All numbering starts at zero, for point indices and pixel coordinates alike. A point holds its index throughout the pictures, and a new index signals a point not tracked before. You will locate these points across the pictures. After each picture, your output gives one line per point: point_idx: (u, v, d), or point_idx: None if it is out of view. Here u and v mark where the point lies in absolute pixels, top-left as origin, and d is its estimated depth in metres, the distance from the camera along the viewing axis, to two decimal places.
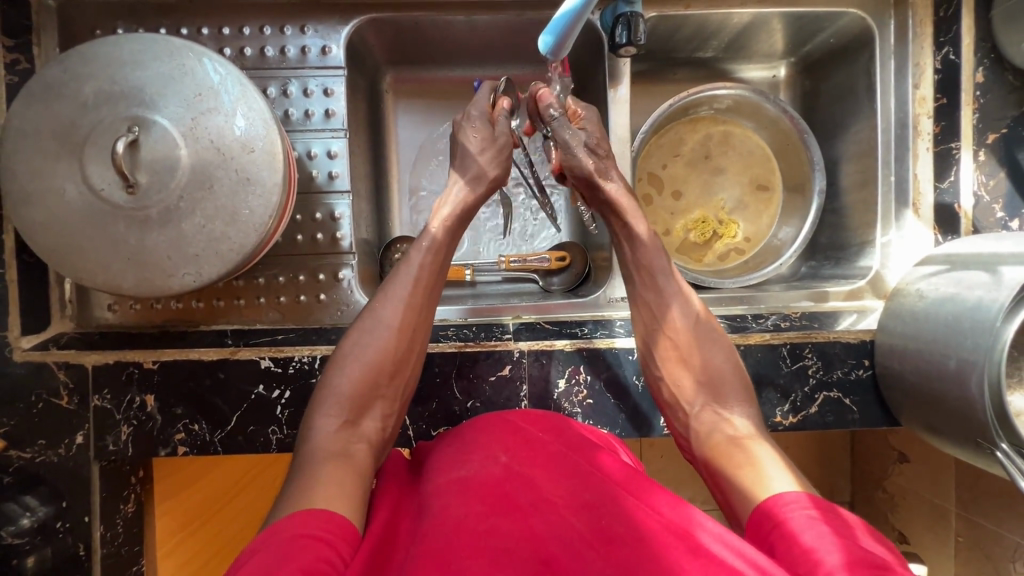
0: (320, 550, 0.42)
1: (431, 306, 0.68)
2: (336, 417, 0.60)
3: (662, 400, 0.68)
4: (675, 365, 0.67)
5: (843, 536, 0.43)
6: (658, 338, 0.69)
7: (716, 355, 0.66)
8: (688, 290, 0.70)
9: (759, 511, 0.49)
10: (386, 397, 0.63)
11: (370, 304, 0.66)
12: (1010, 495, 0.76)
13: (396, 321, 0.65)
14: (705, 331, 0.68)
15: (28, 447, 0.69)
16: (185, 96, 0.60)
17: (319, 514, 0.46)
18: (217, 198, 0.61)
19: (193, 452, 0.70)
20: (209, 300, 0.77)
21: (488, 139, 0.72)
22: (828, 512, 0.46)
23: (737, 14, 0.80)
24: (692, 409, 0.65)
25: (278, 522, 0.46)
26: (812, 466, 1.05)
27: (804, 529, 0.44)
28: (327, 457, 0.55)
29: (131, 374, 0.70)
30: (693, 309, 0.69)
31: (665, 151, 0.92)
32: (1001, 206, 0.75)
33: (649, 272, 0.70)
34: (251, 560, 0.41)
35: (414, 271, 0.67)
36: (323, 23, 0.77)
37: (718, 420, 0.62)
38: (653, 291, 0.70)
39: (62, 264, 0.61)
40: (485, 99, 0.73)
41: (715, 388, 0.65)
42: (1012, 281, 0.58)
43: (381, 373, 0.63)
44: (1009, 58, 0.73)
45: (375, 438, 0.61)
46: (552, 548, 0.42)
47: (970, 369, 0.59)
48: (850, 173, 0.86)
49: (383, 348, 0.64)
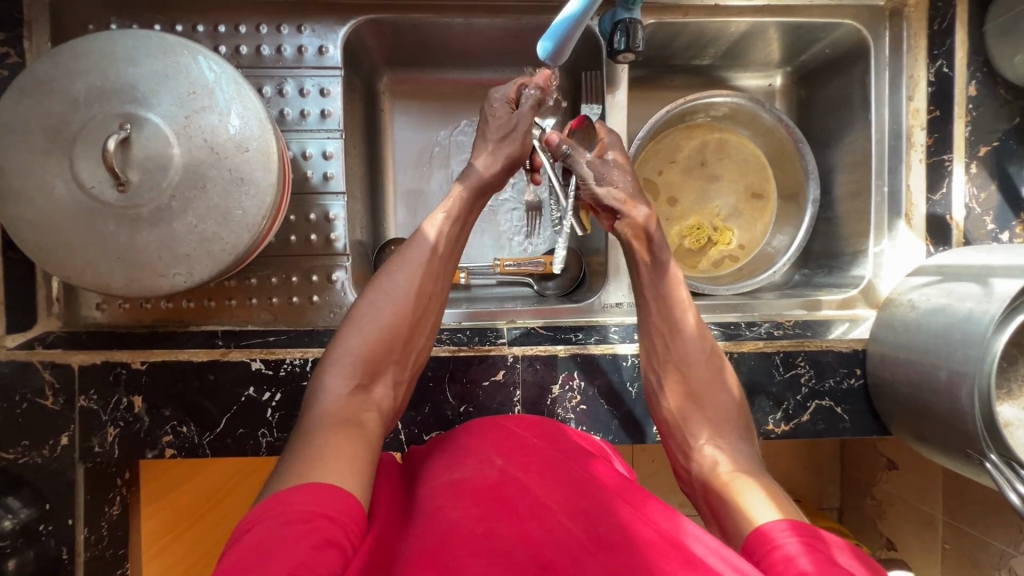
0: (329, 531, 0.41)
1: (446, 278, 0.68)
2: (349, 379, 0.59)
3: (668, 433, 0.67)
4: (682, 400, 0.67)
5: (830, 559, 0.43)
6: (668, 365, 0.68)
7: (721, 392, 0.66)
8: (701, 324, 0.69)
9: (753, 539, 0.49)
10: (398, 364, 0.63)
11: (385, 270, 0.65)
12: (995, 505, 0.76)
13: (413, 288, 0.64)
14: (713, 366, 0.68)
15: (11, 448, 0.68)
16: (179, 94, 0.59)
17: (337, 495, 0.45)
18: (210, 198, 0.60)
19: (181, 455, 0.69)
20: (200, 301, 0.76)
21: (506, 121, 0.69)
22: (825, 543, 0.45)
23: (735, 23, 0.80)
24: (695, 443, 0.64)
25: (286, 491, 0.45)
26: (802, 473, 1.06)
27: (794, 554, 0.44)
28: (336, 422, 0.55)
29: (118, 374, 0.69)
30: (707, 343, 0.68)
31: (661, 157, 0.92)
32: (992, 219, 0.76)
33: (661, 304, 0.70)
34: (254, 537, 0.40)
35: (432, 240, 0.66)
36: (320, 22, 0.76)
37: (721, 454, 0.62)
38: (663, 324, 0.69)
39: (50, 262, 0.60)
40: (512, 84, 0.70)
41: (718, 423, 0.65)
42: (1003, 293, 0.58)
43: (395, 339, 0.63)
44: (1001, 73, 0.74)
45: (386, 405, 0.61)
46: (548, 553, 0.41)
47: (960, 380, 0.60)
48: (843, 182, 0.86)
49: (399, 313, 0.63)
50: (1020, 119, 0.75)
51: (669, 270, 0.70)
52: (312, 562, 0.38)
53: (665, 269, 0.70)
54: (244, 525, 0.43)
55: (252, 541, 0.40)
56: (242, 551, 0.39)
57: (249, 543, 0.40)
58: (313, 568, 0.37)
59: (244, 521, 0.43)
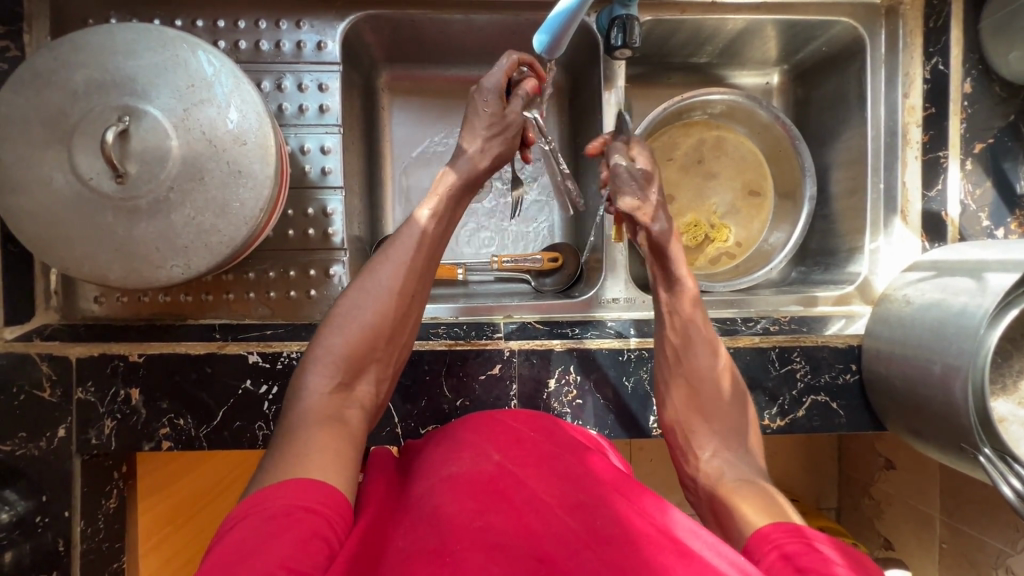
0: (313, 525, 0.42)
1: (430, 274, 0.67)
2: (329, 377, 0.58)
3: (674, 445, 0.66)
4: (690, 412, 0.66)
5: (814, 557, 0.42)
6: (676, 376, 0.67)
7: (729, 406, 0.65)
8: (714, 338, 0.68)
9: (750, 543, 0.48)
10: (381, 362, 0.62)
11: (368, 268, 0.64)
12: (992, 504, 0.76)
13: (396, 286, 0.63)
14: (722, 379, 0.66)
15: (8, 440, 0.68)
16: (177, 87, 0.60)
17: (325, 490, 0.46)
18: (207, 190, 0.60)
19: (178, 448, 0.69)
20: (198, 294, 0.76)
21: (498, 118, 0.68)
22: (815, 540, 0.44)
23: (732, 20, 0.80)
24: (701, 454, 0.63)
25: (271, 488, 0.45)
26: (799, 471, 1.06)
27: (785, 556, 0.44)
28: (318, 420, 0.54)
29: (116, 367, 0.69)
30: (720, 359, 0.67)
31: (659, 154, 0.92)
32: (987, 215, 0.76)
33: (675, 315, 0.68)
34: (238, 531, 0.41)
35: (417, 238, 0.65)
36: (319, 18, 0.77)
37: (728, 467, 0.61)
38: (678, 340, 0.67)
39: (49, 255, 0.61)
40: (503, 71, 0.67)
41: (725, 436, 0.64)
42: (997, 288, 0.59)
43: (378, 337, 0.62)
44: (997, 70, 0.74)
45: (368, 403, 0.60)
46: (546, 545, 0.41)
47: (954, 375, 0.60)
48: (839, 179, 0.87)
49: (382, 311, 0.62)
50: (1014, 117, 0.75)
51: (682, 285, 0.68)
52: (297, 557, 0.38)
53: (683, 288, 0.68)
54: (231, 519, 0.43)
55: (238, 537, 0.40)
56: (227, 547, 0.39)
57: (232, 537, 0.40)
58: (299, 563, 0.38)
59: (229, 518, 0.43)
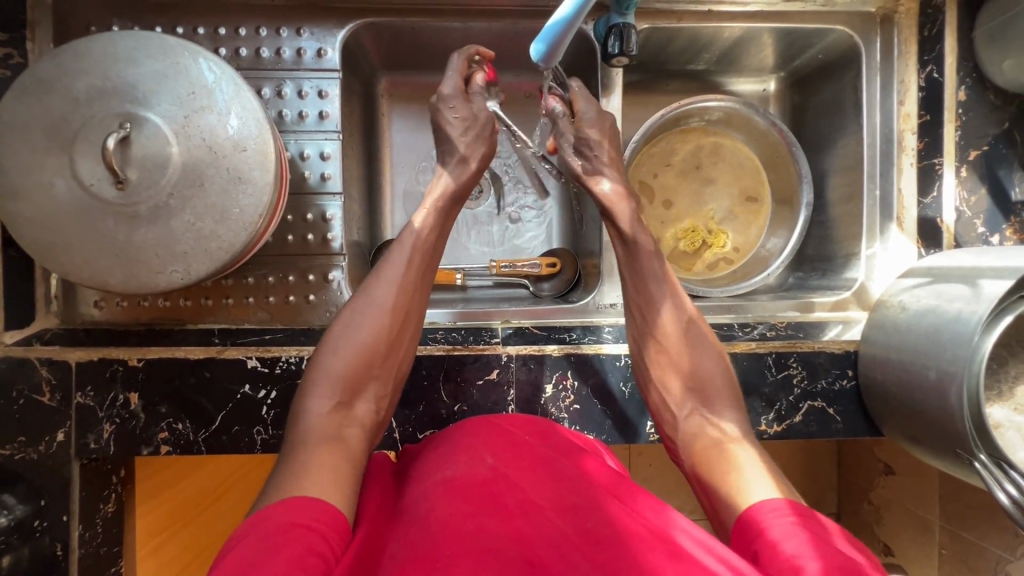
0: (311, 542, 0.42)
1: (425, 289, 0.67)
2: (327, 399, 0.59)
3: (652, 403, 0.69)
4: (664, 371, 0.68)
5: (810, 536, 0.45)
6: (647, 338, 0.70)
7: (703, 360, 0.68)
8: (677, 296, 0.71)
9: (742, 519, 0.50)
10: (380, 380, 0.63)
11: (362, 288, 0.65)
12: (991, 508, 0.76)
13: (390, 304, 0.64)
14: (693, 335, 0.69)
15: (6, 444, 0.68)
16: (179, 94, 0.60)
17: (318, 506, 0.46)
18: (207, 196, 0.61)
19: (176, 452, 0.70)
20: (197, 299, 0.77)
21: (470, 119, 0.69)
22: (806, 518, 0.47)
23: (728, 29, 0.81)
24: (681, 415, 0.66)
25: (264, 510, 0.45)
26: (798, 475, 1.06)
27: (781, 535, 0.46)
28: (320, 440, 0.55)
29: (115, 372, 0.69)
30: (685, 311, 0.70)
31: (656, 160, 0.93)
32: (983, 222, 0.76)
33: (637, 278, 0.71)
34: (237, 548, 0.41)
35: (408, 252, 0.66)
36: (319, 26, 0.77)
37: (707, 423, 0.64)
38: (642, 300, 0.71)
39: (50, 260, 0.61)
40: (457, 73, 0.68)
41: (701, 391, 0.66)
42: (991, 294, 0.59)
43: (374, 354, 0.62)
44: (991, 78, 0.75)
45: (369, 421, 0.60)
46: (537, 549, 0.41)
47: (949, 381, 0.60)
48: (836, 185, 0.87)
49: (377, 330, 0.63)
50: (1008, 124, 0.76)
51: (643, 249, 0.71)
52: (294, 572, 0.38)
53: (642, 253, 0.71)
54: (230, 540, 0.43)
55: (237, 554, 0.40)
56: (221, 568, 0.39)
57: (230, 556, 0.40)
58: None
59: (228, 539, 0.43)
